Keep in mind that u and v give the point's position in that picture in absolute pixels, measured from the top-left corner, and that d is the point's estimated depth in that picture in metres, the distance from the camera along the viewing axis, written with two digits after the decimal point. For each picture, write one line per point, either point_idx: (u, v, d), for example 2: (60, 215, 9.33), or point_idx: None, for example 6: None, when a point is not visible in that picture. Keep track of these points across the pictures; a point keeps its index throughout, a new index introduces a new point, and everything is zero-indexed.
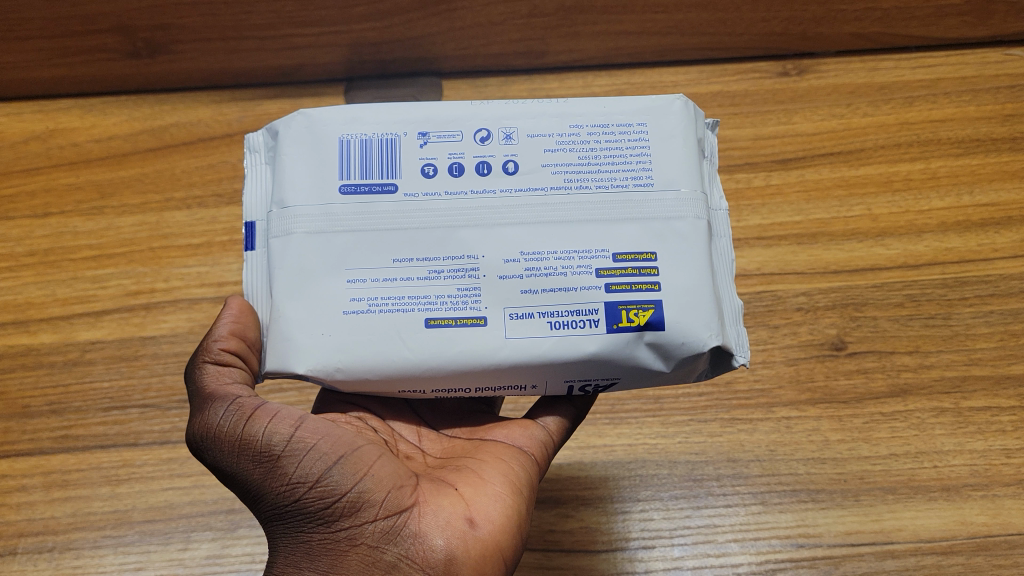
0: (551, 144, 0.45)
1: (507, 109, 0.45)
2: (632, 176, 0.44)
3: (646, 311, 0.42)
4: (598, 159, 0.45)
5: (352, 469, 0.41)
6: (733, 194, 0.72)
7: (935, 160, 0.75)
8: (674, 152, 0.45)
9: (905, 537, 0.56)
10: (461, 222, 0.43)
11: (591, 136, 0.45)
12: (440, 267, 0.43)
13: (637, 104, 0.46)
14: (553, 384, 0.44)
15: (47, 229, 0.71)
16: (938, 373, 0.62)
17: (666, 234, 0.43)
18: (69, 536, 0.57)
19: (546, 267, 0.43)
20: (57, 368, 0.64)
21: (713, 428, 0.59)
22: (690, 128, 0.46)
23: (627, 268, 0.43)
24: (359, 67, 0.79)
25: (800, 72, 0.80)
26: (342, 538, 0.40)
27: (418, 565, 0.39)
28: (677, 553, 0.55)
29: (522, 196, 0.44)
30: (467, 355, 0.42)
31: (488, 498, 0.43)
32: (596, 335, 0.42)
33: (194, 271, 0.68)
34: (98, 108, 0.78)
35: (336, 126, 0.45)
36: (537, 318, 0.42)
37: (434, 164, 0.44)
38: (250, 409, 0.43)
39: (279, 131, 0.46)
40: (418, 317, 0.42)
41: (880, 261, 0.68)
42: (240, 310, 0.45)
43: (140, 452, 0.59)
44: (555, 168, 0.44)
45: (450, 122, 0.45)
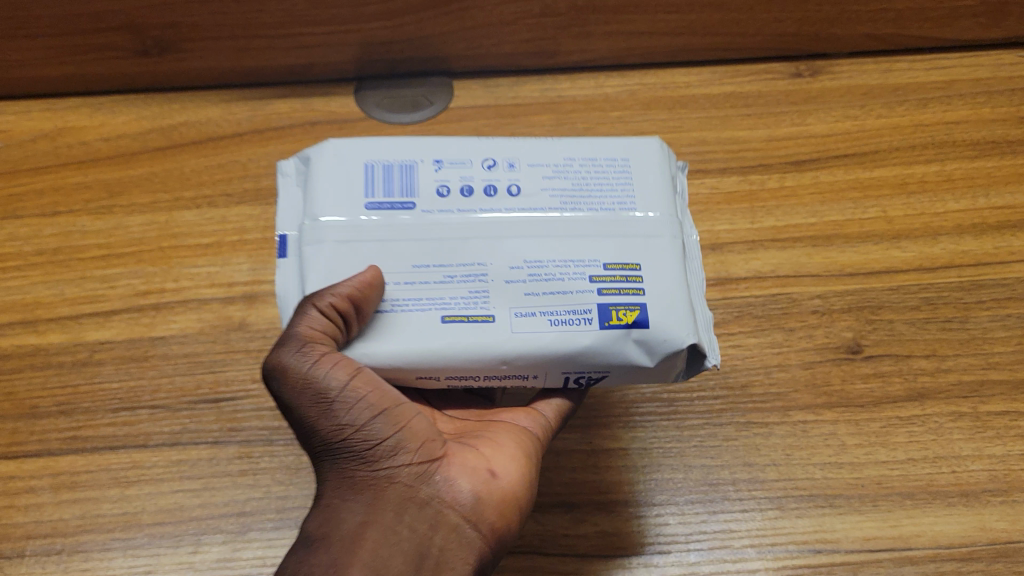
0: (548, 173, 0.49)
1: (509, 144, 0.50)
2: (618, 201, 0.48)
3: (632, 311, 0.45)
4: (588, 187, 0.48)
5: (395, 420, 0.45)
6: (746, 196, 0.72)
7: (949, 162, 0.74)
8: (653, 184, 0.49)
9: (923, 543, 0.54)
10: (470, 235, 0.46)
11: (582, 168, 0.49)
12: (454, 272, 0.46)
13: (620, 142, 0.50)
14: (551, 376, 0.46)
15: (55, 229, 0.71)
16: (955, 377, 0.61)
17: (650, 248, 0.47)
18: (77, 539, 0.55)
19: (546, 274, 0.46)
20: (66, 367, 0.62)
21: (728, 431, 0.59)
22: (665, 167, 0.50)
23: (615, 275, 0.46)
24: (370, 66, 0.80)
25: (813, 73, 0.81)
26: (383, 475, 0.45)
27: (448, 504, 0.45)
28: (693, 558, 0.54)
29: (526, 214, 0.47)
30: (475, 347, 0.44)
31: (503, 455, 0.48)
32: (590, 331, 0.44)
33: (205, 271, 0.68)
34: (106, 106, 0.79)
35: (360, 152, 0.48)
36: (540, 316, 0.45)
37: (448, 187, 0.48)
38: (321, 350, 0.45)
39: (309, 157, 0.49)
40: (434, 315, 0.45)
41: (895, 264, 0.68)
42: (367, 282, 0.44)
43: (150, 454, 0.58)
44: (552, 193, 0.48)
45: (460, 152, 0.49)
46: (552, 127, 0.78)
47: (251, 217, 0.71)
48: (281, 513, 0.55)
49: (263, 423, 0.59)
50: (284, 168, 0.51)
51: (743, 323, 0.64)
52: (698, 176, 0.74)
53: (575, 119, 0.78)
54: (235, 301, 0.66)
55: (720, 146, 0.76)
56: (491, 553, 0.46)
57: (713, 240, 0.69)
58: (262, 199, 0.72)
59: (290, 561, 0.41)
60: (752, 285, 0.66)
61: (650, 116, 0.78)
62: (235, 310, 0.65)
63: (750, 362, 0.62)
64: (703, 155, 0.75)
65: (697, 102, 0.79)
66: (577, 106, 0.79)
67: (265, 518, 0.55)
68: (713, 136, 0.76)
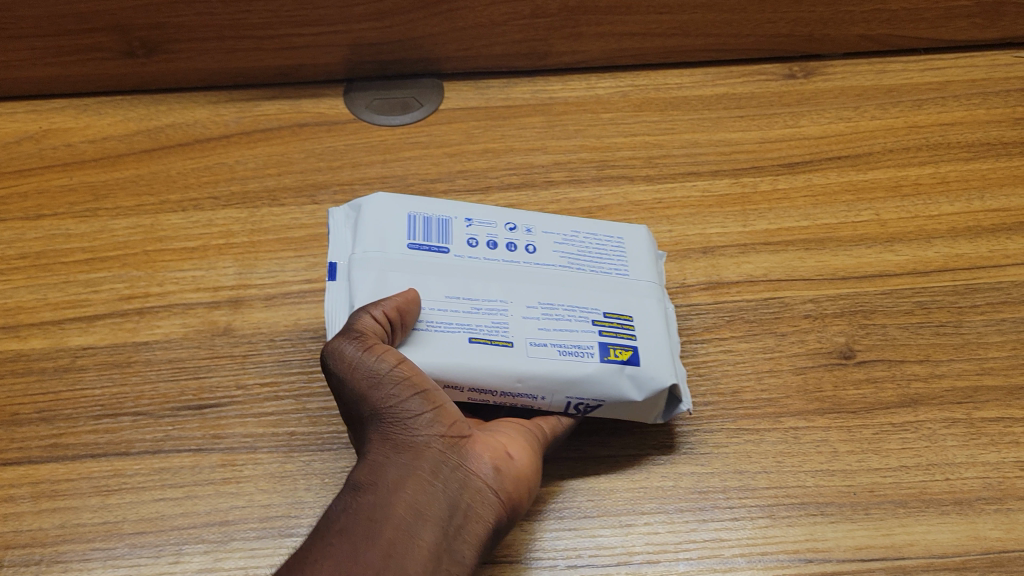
0: (558, 239, 0.59)
1: (528, 213, 0.60)
2: (614, 268, 0.59)
3: (626, 352, 0.54)
4: (591, 254, 0.59)
5: (432, 399, 0.49)
6: (738, 199, 0.71)
7: (944, 164, 0.74)
8: (642, 258, 0.60)
9: (917, 552, 0.53)
10: (495, 277, 0.56)
11: (585, 239, 0.60)
12: (479, 304, 0.54)
13: (615, 225, 0.62)
14: (555, 401, 0.54)
15: (39, 232, 0.70)
16: (949, 382, 0.60)
17: (638, 304, 0.57)
18: (57, 549, 0.53)
19: (556, 314, 0.55)
20: (47, 374, 0.61)
21: (718, 438, 0.58)
22: (651, 249, 0.62)
23: (612, 324, 0.56)
24: (359, 68, 0.79)
25: (807, 74, 0.81)
26: (418, 441, 0.48)
27: (473, 477, 0.48)
28: (682, 568, 0.53)
29: (541, 269, 0.57)
30: (497, 366, 0.52)
31: (524, 441, 0.51)
32: (593, 363, 0.53)
33: (190, 275, 0.67)
34: (92, 108, 0.78)
35: (406, 205, 0.58)
36: (550, 346, 0.53)
37: (476, 240, 0.58)
38: (372, 341, 0.50)
39: (361, 205, 0.58)
40: (463, 336, 0.53)
41: (889, 268, 0.67)
42: (409, 299, 0.52)
43: (131, 461, 0.57)
44: (561, 255, 0.58)
45: (488, 215, 0.59)
46: (543, 129, 0.77)
47: (238, 220, 0.70)
48: (264, 522, 0.54)
49: (247, 430, 0.58)
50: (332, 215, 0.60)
51: (734, 328, 0.63)
52: (690, 178, 0.73)
53: (567, 120, 0.78)
54: (220, 306, 0.65)
55: (714, 148, 0.75)
56: (507, 519, 0.49)
57: (705, 244, 0.68)
58: (249, 202, 0.71)
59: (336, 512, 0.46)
60: (744, 289, 0.66)
61: (641, 118, 0.77)
62: (220, 315, 0.64)
63: (741, 368, 0.61)
64: (696, 157, 0.74)
65: (690, 104, 0.79)
66: (568, 108, 0.79)
67: (248, 527, 0.54)
68: (706, 138, 0.76)
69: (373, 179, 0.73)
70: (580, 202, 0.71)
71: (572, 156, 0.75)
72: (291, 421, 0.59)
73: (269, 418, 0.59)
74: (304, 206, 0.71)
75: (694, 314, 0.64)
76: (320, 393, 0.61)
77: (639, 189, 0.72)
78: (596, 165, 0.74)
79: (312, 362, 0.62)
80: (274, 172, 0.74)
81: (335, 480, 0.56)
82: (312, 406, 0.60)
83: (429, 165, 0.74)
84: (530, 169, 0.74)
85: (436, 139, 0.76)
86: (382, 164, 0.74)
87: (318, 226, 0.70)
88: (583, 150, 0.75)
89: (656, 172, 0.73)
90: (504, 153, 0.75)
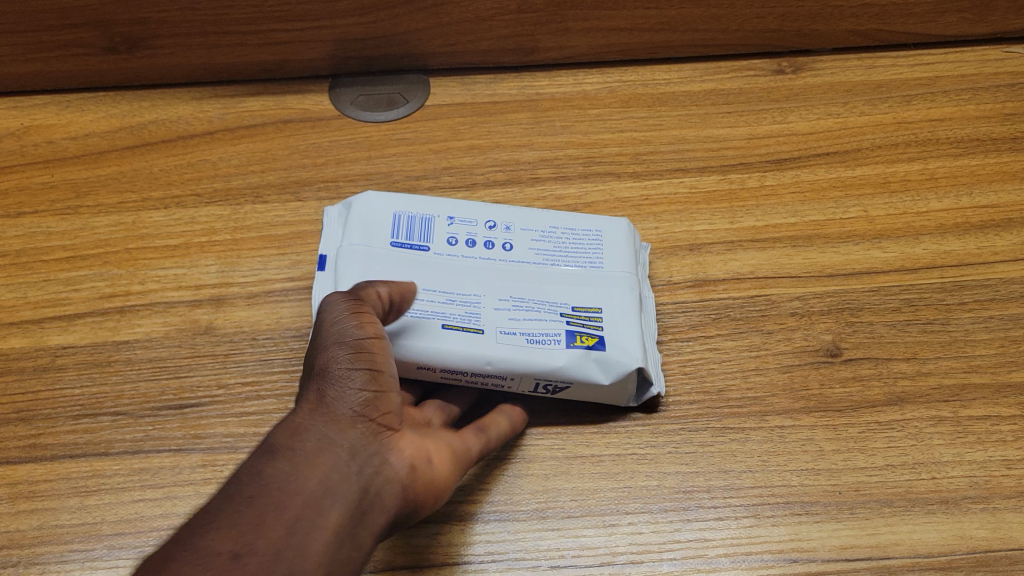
0: (535, 236, 0.63)
1: (507, 212, 0.64)
2: (589, 261, 0.62)
3: (592, 338, 0.57)
4: (567, 249, 0.63)
5: (382, 385, 0.47)
6: (725, 195, 0.71)
7: (933, 160, 0.73)
8: (619, 249, 0.63)
9: (902, 552, 0.53)
10: (471, 272, 0.60)
11: (562, 235, 0.63)
12: (454, 296, 0.58)
13: (594, 220, 0.65)
14: (524, 382, 0.57)
15: (20, 229, 0.69)
16: (936, 380, 0.60)
17: (609, 295, 0.60)
18: (34, 550, 0.53)
19: (527, 306, 0.58)
20: (26, 373, 0.61)
21: (704, 437, 0.58)
22: (631, 240, 0.65)
23: (582, 314, 0.59)
24: (345, 64, 0.79)
25: (796, 70, 0.80)
26: (352, 417, 0.45)
27: (393, 473, 0.46)
28: (666, 568, 0.52)
29: (515, 264, 0.61)
30: (467, 351, 0.56)
31: (445, 455, 0.50)
32: (558, 349, 0.56)
33: (171, 273, 0.66)
34: (75, 105, 0.78)
35: (393, 205, 0.63)
36: (519, 335, 0.57)
37: (456, 238, 0.62)
38: (361, 317, 0.49)
39: (352, 206, 0.63)
40: (437, 323, 0.57)
41: (876, 265, 0.66)
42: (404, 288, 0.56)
43: (111, 462, 0.57)
44: (537, 251, 0.62)
45: (469, 215, 0.63)
46: (529, 125, 0.76)
47: (221, 218, 0.70)
48: None
49: (228, 430, 0.58)
50: (329, 215, 0.65)
51: (720, 326, 0.63)
52: (677, 175, 0.72)
53: (554, 117, 0.77)
54: (202, 304, 0.64)
55: (701, 144, 0.74)
56: (401, 520, 0.47)
57: (692, 241, 0.68)
58: (232, 200, 0.71)
59: (245, 468, 0.42)
60: (730, 286, 0.65)
61: (629, 114, 0.77)
62: (201, 314, 0.64)
63: (728, 366, 0.61)
64: (683, 153, 0.74)
65: (678, 100, 0.78)
66: (555, 104, 0.78)
67: None
68: (694, 134, 0.75)
69: (357, 176, 0.72)
70: (566, 199, 0.71)
71: (559, 153, 0.74)
72: (272, 420, 0.58)
73: (250, 417, 0.58)
74: (287, 203, 0.71)
75: (680, 313, 0.64)
76: None
77: (626, 185, 0.72)
78: (583, 161, 0.73)
79: (294, 361, 0.61)
80: (258, 169, 0.73)
81: None
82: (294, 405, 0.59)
83: (415, 162, 0.73)
84: (516, 166, 0.73)
85: (422, 135, 0.75)
86: (367, 161, 0.74)
87: (302, 223, 0.69)
88: (570, 146, 0.75)
89: (643, 169, 0.73)
90: (490, 150, 0.74)
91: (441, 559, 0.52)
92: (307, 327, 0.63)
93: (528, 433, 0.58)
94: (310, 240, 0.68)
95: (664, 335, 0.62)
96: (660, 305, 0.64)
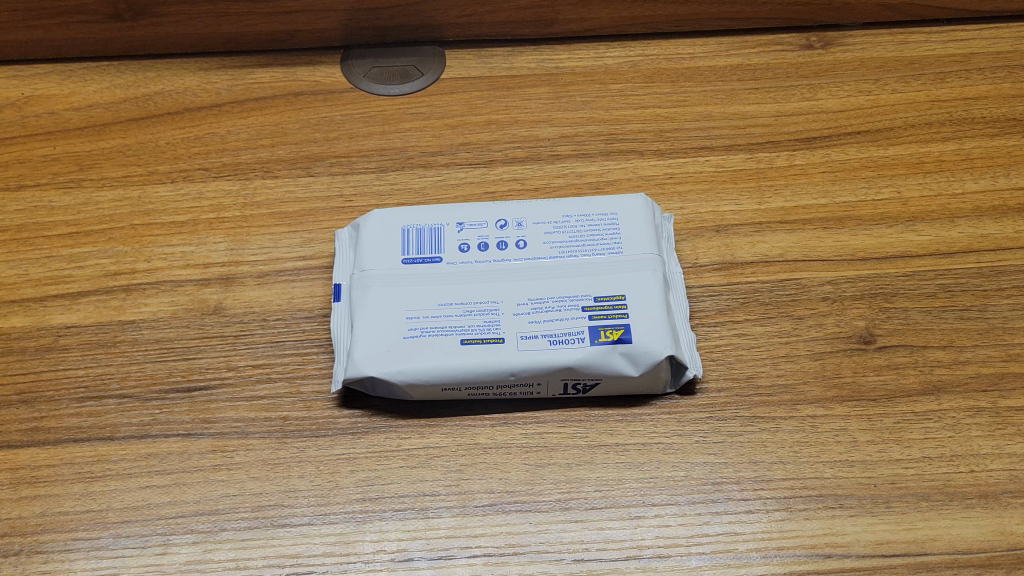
0: (549, 228, 0.61)
1: (518, 206, 0.62)
2: (607, 247, 0.59)
3: (618, 330, 0.55)
4: (583, 237, 0.60)
5: None
6: (753, 175, 0.68)
7: (968, 140, 0.70)
8: (639, 227, 0.60)
9: (940, 548, 0.50)
10: (487, 278, 0.58)
11: (577, 222, 0.61)
12: (472, 307, 0.57)
13: (611, 200, 0.62)
14: (552, 385, 0.55)
15: (21, 204, 0.67)
16: (973, 369, 0.57)
17: (634, 280, 0.58)
18: (37, 539, 0.51)
19: (547, 306, 0.56)
20: (28, 353, 0.59)
21: (733, 427, 0.55)
22: (651, 216, 0.62)
23: (604, 305, 0.56)
24: (358, 34, 0.77)
25: (825, 45, 0.78)
26: None
27: None
28: (695, 563, 0.50)
29: (530, 262, 0.59)
30: (489, 363, 0.54)
31: None
32: (582, 347, 0.55)
33: (179, 251, 0.64)
34: (78, 75, 0.75)
35: (401, 218, 0.61)
36: (541, 337, 0.55)
37: (468, 243, 0.60)
38: None
39: (361, 224, 0.62)
40: (456, 339, 0.55)
41: (911, 249, 0.64)
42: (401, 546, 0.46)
43: (116, 447, 0.54)
44: (552, 244, 0.60)
45: (479, 216, 0.61)
46: (549, 100, 0.74)
47: (229, 193, 0.67)
48: (256, 511, 0.52)
49: (238, 415, 0.56)
50: (339, 234, 0.63)
51: (749, 311, 0.60)
52: (703, 153, 0.70)
53: (574, 92, 0.74)
54: (211, 283, 0.62)
55: (728, 121, 0.72)
56: None
57: (718, 222, 0.65)
58: (241, 175, 0.68)
59: None
60: (759, 270, 0.63)
61: (652, 90, 0.74)
62: (210, 293, 0.61)
63: (757, 352, 0.58)
64: (708, 130, 0.71)
65: (702, 75, 0.75)
66: (575, 78, 0.75)
67: (239, 517, 0.52)
68: (720, 111, 0.73)
69: (370, 151, 0.70)
70: (588, 177, 0.68)
71: (579, 129, 0.71)
72: (284, 405, 0.56)
73: (261, 402, 0.56)
74: (298, 178, 0.68)
75: (707, 296, 0.61)
76: (315, 376, 0.57)
77: (650, 163, 0.69)
78: (605, 138, 0.71)
79: (306, 344, 0.59)
80: (267, 143, 0.70)
81: (331, 469, 0.53)
82: (306, 389, 0.57)
83: (430, 137, 0.71)
84: (536, 142, 0.70)
85: (437, 110, 0.73)
86: (380, 136, 0.71)
87: (313, 200, 0.67)
88: (591, 122, 0.72)
89: (667, 146, 0.70)
90: (508, 125, 0.71)
91: (465, 555, 0.50)
92: (320, 309, 0.61)
93: (550, 421, 0.56)
94: (321, 217, 0.65)
95: (690, 320, 0.60)
96: (687, 289, 0.62)
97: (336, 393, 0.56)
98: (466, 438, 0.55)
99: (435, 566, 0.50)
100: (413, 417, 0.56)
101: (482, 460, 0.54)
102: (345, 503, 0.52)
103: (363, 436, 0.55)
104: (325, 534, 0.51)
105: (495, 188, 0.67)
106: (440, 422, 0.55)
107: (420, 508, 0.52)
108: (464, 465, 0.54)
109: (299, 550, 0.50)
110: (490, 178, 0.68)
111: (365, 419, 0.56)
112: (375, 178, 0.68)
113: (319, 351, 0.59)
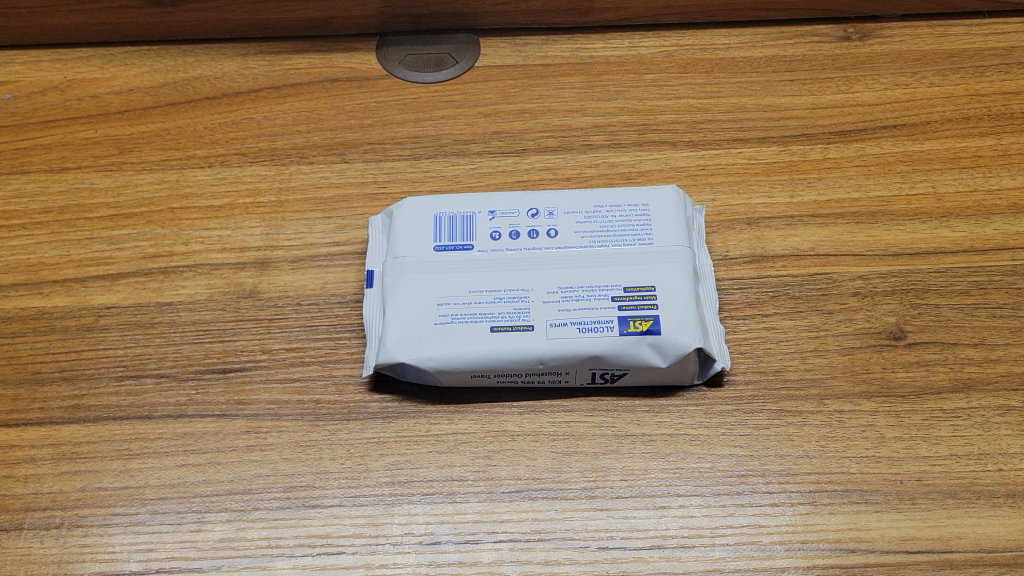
0: (580, 218, 0.61)
1: (550, 195, 0.62)
2: (638, 238, 0.60)
3: (647, 321, 0.56)
4: (614, 227, 0.60)
5: None
6: (787, 167, 0.68)
7: (1006, 136, 0.70)
8: (669, 219, 0.61)
9: (965, 546, 0.50)
10: (517, 267, 0.58)
11: (608, 212, 0.61)
12: (502, 294, 0.57)
13: (643, 192, 0.62)
14: (580, 373, 0.56)
15: (63, 186, 0.68)
16: (1004, 367, 0.57)
17: (664, 271, 0.58)
18: (77, 513, 0.53)
19: (576, 295, 0.57)
20: (69, 333, 0.60)
21: (760, 420, 0.55)
22: (681, 208, 0.62)
23: (634, 295, 0.57)
24: (393, 22, 0.77)
25: (862, 37, 0.77)
26: None
27: None
28: (719, 554, 0.51)
29: (561, 252, 0.59)
30: (518, 350, 0.55)
31: None
32: (610, 337, 0.55)
33: (215, 235, 0.65)
34: (119, 59, 0.77)
35: (435, 205, 0.62)
36: (570, 326, 0.56)
37: (499, 231, 0.60)
38: None
39: (394, 213, 0.62)
40: (485, 326, 0.56)
41: (945, 245, 0.63)
42: None
43: (153, 426, 0.56)
44: (582, 234, 0.60)
45: (511, 204, 0.62)
46: (583, 90, 0.74)
47: (265, 178, 0.68)
48: (288, 492, 0.53)
49: (271, 397, 0.57)
50: (373, 222, 0.64)
51: (779, 304, 0.60)
52: (736, 144, 0.70)
53: (608, 81, 0.74)
54: (246, 267, 0.63)
55: (761, 113, 0.72)
56: None
57: (750, 214, 0.65)
58: (277, 160, 0.69)
59: None
60: (790, 263, 0.63)
61: (686, 80, 0.74)
62: (246, 277, 0.63)
63: (786, 347, 0.58)
64: (742, 122, 0.71)
65: (737, 65, 0.75)
66: (609, 68, 0.75)
67: (271, 497, 0.53)
68: (754, 102, 0.72)
69: (404, 138, 0.71)
70: (620, 166, 0.68)
71: (612, 119, 0.71)
72: (316, 388, 0.57)
73: (294, 384, 0.57)
74: (332, 164, 0.69)
75: (737, 289, 0.61)
76: (346, 360, 0.58)
77: (683, 154, 0.69)
78: (637, 129, 0.71)
79: (339, 328, 0.60)
80: (303, 129, 0.71)
81: (361, 452, 0.54)
82: (339, 374, 0.58)
83: (464, 125, 0.71)
84: (568, 132, 0.71)
85: (471, 97, 0.73)
86: (414, 124, 0.72)
87: (348, 186, 0.67)
88: (624, 112, 0.72)
89: (700, 138, 0.70)
90: (542, 114, 0.72)
91: (491, 541, 0.51)
92: (352, 294, 0.62)
93: (578, 410, 0.56)
94: (355, 204, 0.66)
95: (719, 312, 0.60)
96: (717, 281, 0.62)
97: (367, 377, 0.58)
98: (494, 425, 0.55)
99: (463, 549, 0.51)
100: (441, 402, 0.57)
101: (509, 447, 0.55)
102: (374, 486, 0.53)
103: (393, 421, 0.56)
104: (355, 516, 0.52)
105: (527, 177, 0.67)
106: (469, 408, 0.56)
107: (449, 492, 0.53)
108: (492, 452, 0.54)
109: (329, 531, 0.52)
110: (521, 167, 0.68)
111: (395, 404, 0.57)
112: (409, 165, 0.69)
113: (352, 336, 0.60)
